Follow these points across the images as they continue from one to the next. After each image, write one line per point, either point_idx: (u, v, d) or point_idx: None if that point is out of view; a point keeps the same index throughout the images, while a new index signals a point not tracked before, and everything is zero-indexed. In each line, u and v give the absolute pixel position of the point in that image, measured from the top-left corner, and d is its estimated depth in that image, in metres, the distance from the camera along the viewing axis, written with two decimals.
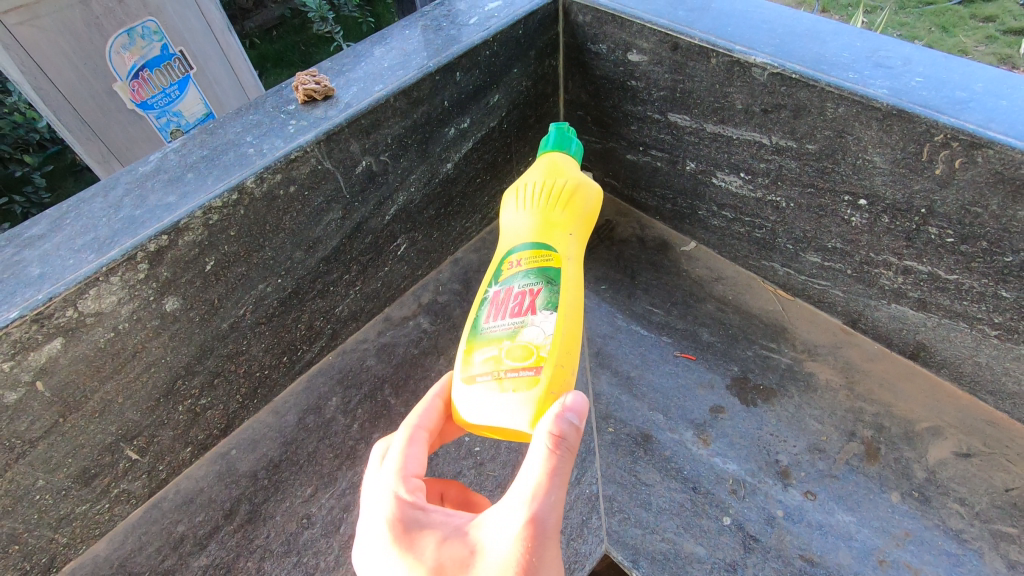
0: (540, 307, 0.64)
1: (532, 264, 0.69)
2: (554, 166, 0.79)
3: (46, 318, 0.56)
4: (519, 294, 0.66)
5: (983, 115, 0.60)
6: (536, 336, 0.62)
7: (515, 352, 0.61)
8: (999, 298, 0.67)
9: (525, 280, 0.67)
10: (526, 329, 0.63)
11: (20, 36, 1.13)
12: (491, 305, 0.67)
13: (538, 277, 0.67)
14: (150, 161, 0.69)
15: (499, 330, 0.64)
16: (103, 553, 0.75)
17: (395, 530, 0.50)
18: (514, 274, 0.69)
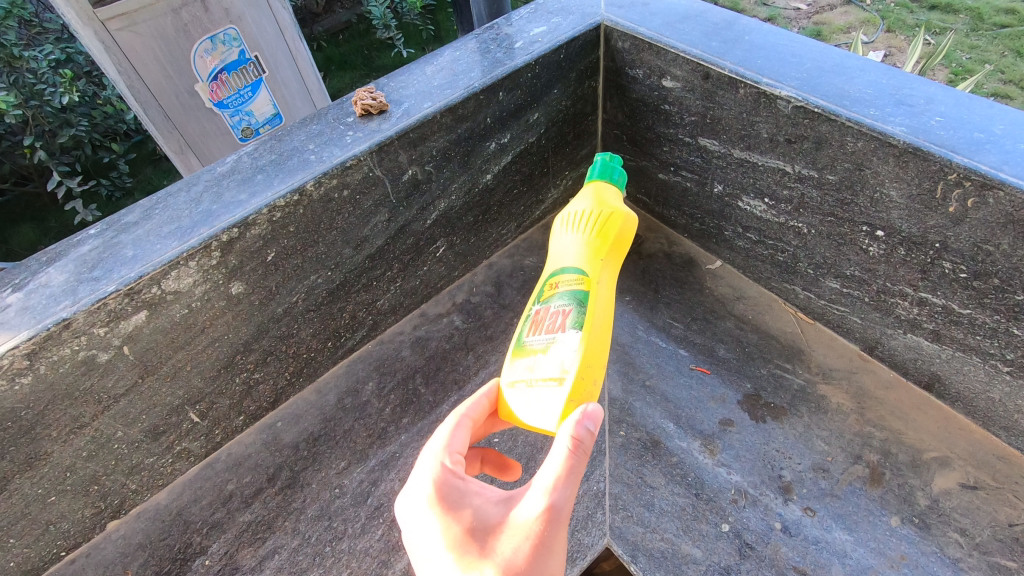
0: (569, 326, 0.70)
1: (570, 288, 0.75)
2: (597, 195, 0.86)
3: (136, 293, 0.66)
4: (556, 312, 0.73)
5: (997, 156, 0.62)
6: (562, 351, 0.68)
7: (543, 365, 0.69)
8: (1011, 335, 0.69)
9: (562, 301, 0.74)
10: (557, 344, 0.69)
11: (119, 40, 1.28)
12: (531, 323, 0.75)
13: (572, 299, 0.74)
14: (226, 162, 0.79)
15: (535, 343, 0.71)
16: (164, 502, 0.86)
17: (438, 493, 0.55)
18: (552, 296, 0.76)
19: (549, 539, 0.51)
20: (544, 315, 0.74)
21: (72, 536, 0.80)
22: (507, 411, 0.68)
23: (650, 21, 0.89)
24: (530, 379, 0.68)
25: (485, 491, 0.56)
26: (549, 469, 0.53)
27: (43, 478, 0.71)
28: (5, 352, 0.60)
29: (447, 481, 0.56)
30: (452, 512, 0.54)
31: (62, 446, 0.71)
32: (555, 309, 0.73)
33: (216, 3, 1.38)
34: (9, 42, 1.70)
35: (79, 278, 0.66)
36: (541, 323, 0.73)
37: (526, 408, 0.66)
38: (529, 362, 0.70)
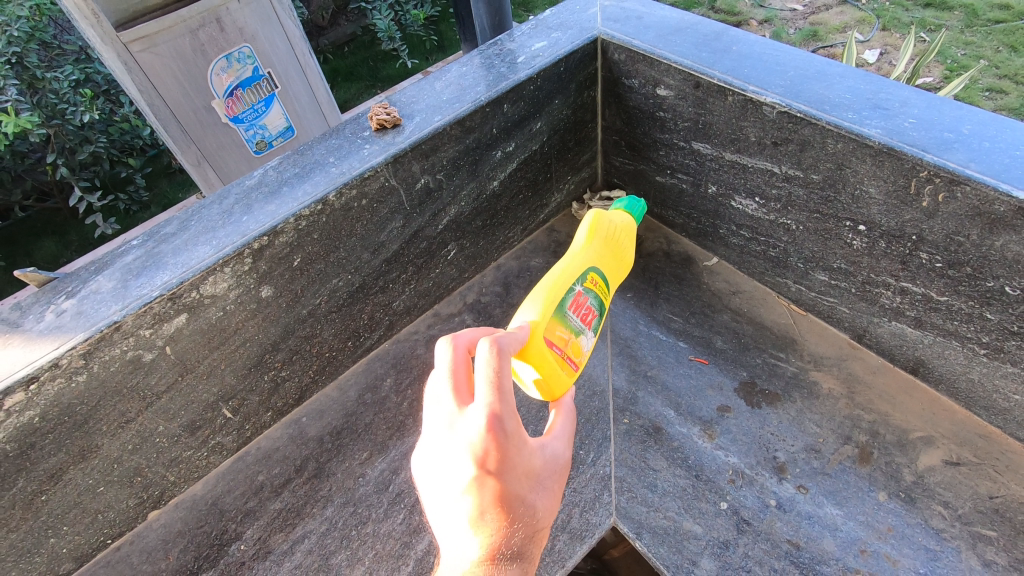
0: (594, 330, 0.85)
1: (600, 294, 0.87)
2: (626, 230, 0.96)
3: (177, 297, 0.73)
4: (589, 308, 0.84)
5: (964, 154, 0.68)
6: (588, 347, 0.82)
7: (576, 346, 0.79)
8: (984, 319, 0.74)
9: (595, 303, 0.85)
10: (585, 337, 0.82)
11: (140, 61, 1.35)
12: (573, 298, 0.82)
13: (600, 306, 0.86)
14: (254, 176, 0.85)
15: (574, 323, 0.80)
16: (200, 493, 0.92)
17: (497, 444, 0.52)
18: (590, 291, 0.85)
19: (557, 481, 0.59)
20: (583, 302, 0.83)
21: (118, 525, 0.86)
22: (537, 361, 0.73)
23: (644, 34, 0.95)
24: (564, 351, 0.77)
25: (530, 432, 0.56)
26: (566, 419, 0.65)
27: (94, 469, 0.78)
28: (64, 352, 0.67)
29: (505, 424, 0.52)
30: (506, 455, 0.53)
31: (111, 439, 0.77)
32: (589, 305, 0.84)
33: (231, 23, 1.46)
34: (32, 64, 1.79)
35: (125, 285, 0.73)
36: (580, 307, 0.82)
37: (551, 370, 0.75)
38: (565, 336, 0.78)
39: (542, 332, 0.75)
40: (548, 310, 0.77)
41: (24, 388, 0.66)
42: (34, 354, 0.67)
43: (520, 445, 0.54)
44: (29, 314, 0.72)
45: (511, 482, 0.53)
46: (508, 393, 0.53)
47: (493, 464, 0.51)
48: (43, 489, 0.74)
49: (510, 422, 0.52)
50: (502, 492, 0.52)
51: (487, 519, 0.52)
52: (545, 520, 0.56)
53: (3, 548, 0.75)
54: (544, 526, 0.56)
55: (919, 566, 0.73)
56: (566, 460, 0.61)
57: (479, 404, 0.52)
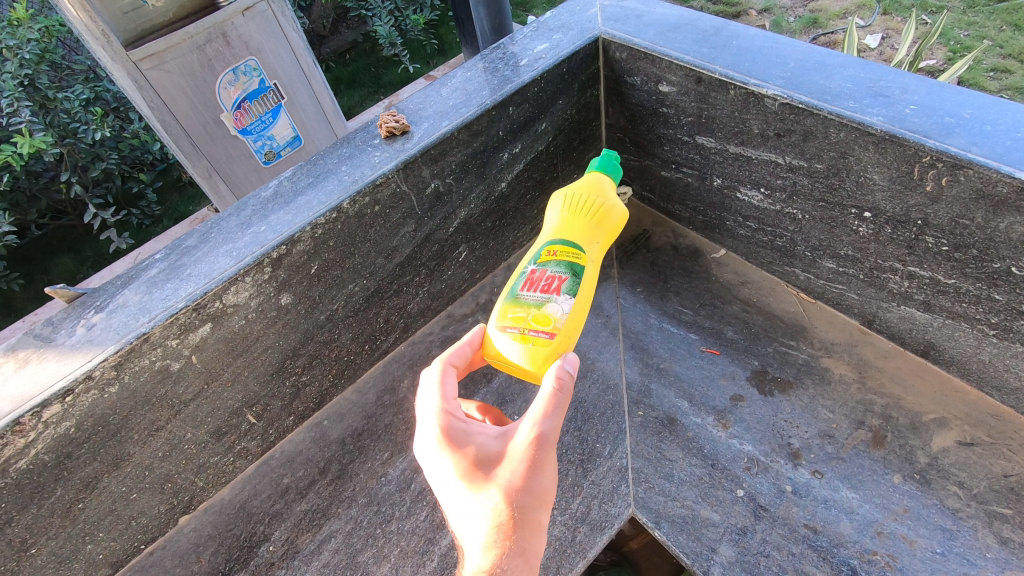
0: (565, 291, 0.80)
1: (566, 257, 0.83)
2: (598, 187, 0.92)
3: (201, 307, 0.75)
4: (551, 276, 0.81)
5: (966, 139, 0.68)
6: (558, 312, 0.78)
7: (539, 317, 0.77)
8: (993, 301, 0.75)
9: (557, 267, 0.82)
10: (551, 304, 0.78)
11: (150, 78, 1.38)
12: (526, 279, 0.82)
13: (567, 267, 0.82)
14: (269, 188, 0.88)
15: (531, 298, 0.79)
16: (227, 497, 0.95)
17: (447, 440, 0.65)
18: (549, 260, 0.83)
19: (534, 458, 0.63)
20: (541, 276, 0.81)
21: (151, 530, 0.89)
22: (494, 350, 0.77)
23: (643, 32, 0.97)
24: (522, 327, 0.77)
25: (483, 428, 0.67)
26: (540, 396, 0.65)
27: (127, 477, 0.80)
28: (97, 365, 0.70)
29: (451, 422, 0.66)
30: (460, 448, 0.65)
31: (143, 447, 0.80)
32: (551, 273, 0.82)
33: (236, 37, 1.48)
34: (43, 85, 1.83)
35: (151, 298, 0.76)
36: (537, 282, 0.81)
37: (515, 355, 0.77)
38: (522, 315, 0.78)
39: (491, 324, 0.79)
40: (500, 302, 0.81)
41: (60, 400, 0.68)
42: (68, 367, 0.70)
43: (475, 440, 0.66)
44: (61, 329, 0.75)
45: (472, 472, 0.64)
46: (446, 402, 0.67)
47: (452, 454, 0.65)
48: (80, 497, 0.77)
49: (454, 420, 0.66)
50: (473, 476, 0.63)
51: (475, 496, 0.62)
52: (524, 497, 0.62)
53: (43, 555, 0.77)
54: (526, 502, 0.62)
55: (936, 545, 0.74)
56: (542, 438, 0.63)
57: (428, 414, 0.67)
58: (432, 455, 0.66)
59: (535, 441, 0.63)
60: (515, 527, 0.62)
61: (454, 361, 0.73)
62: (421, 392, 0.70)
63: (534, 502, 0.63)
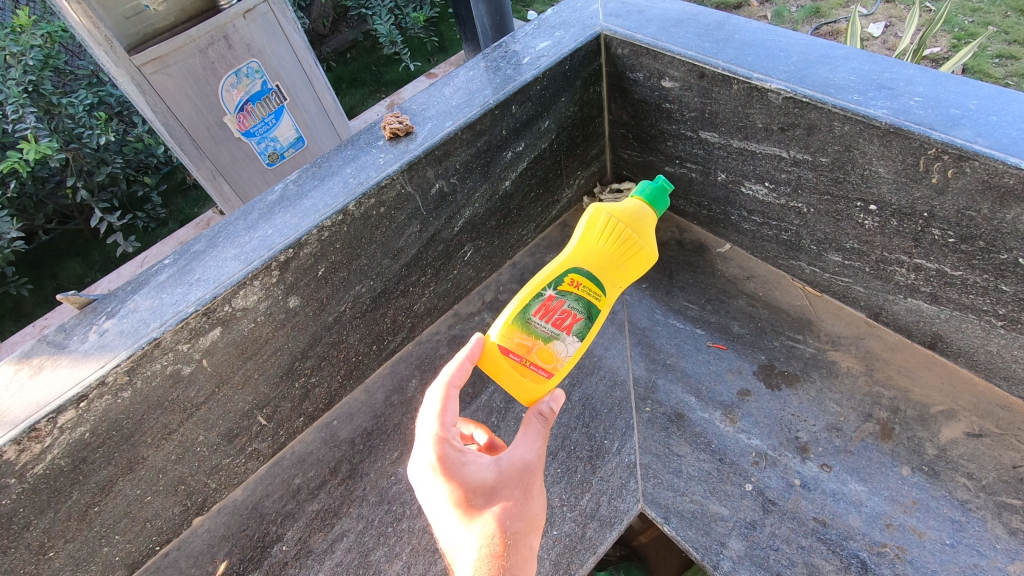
0: (575, 332, 0.82)
1: (585, 294, 0.84)
2: (637, 218, 0.90)
3: (211, 311, 0.76)
4: (566, 311, 0.83)
5: (971, 130, 0.68)
6: (563, 352, 0.82)
7: (544, 352, 0.81)
8: (1000, 292, 0.75)
9: (575, 304, 0.83)
10: (558, 341, 0.82)
11: (153, 82, 1.38)
12: (542, 303, 0.82)
13: (584, 307, 0.84)
14: (275, 191, 0.88)
15: (541, 329, 0.81)
16: (240, 498, 0.96)
17: (444, 466, 0.68)
18: (569, 292, 0.84)
19: (522, 485, 0.69)
20: (557, 306, 0.83)
21: (165, 532, 0.90)
22: (493, 368, 0.82)
23: (646, 28, 0.96)
24: (525, 358, 0.81)
25: (477, 456, 0.70)
26: (527, 430, 0.72)
27: (141, 480, 0.81)
28: (110, 370, 0.70)
29: (448, 448, 0.69)
30: (456, 474, 0.68)
31: (156, 451, 0.81)
32: (567, 307, 0.83)
33: (238, 40, 1.48)
34: (47, 91, 1.84)
35: (161, 303, 0.76)
36: (551, 311, 0.82)
37: (510, 378, 0.82)
38: (528, 343, 0.81)
39: (495, 342, 0.81)
40: (506, 318, 0.82)
41: (75, 405, 0.69)
42: (81, 373, 0.70)
43: (470, 467, 0.68)
44: (73, 335, 0.76)
45: (464, 500, 0.67)
46: (442, 429, 0.70)
47: (447, 478, 0.67)
48: (96, 500, 0.78)
49: (451, 448, 0.69)
50: (468, 501, 0.67)
51: (469, 522, 0.66)
52: (515, 522, 0.67)
53: (61, 558, 0.79)
54: (517, 527, 0.67)
55: (945, 537, 0.75)
56: (527, 465, 0.70)
57: (426, 440, 0.70)
58: (426, 479, 0.69)
59: (521, 468, 0.70)
60: (507, 553, 0.66)
61: (455, 381, 0.73)
62: (422, 410, 0.73)
63: (525, 527, 0.68)
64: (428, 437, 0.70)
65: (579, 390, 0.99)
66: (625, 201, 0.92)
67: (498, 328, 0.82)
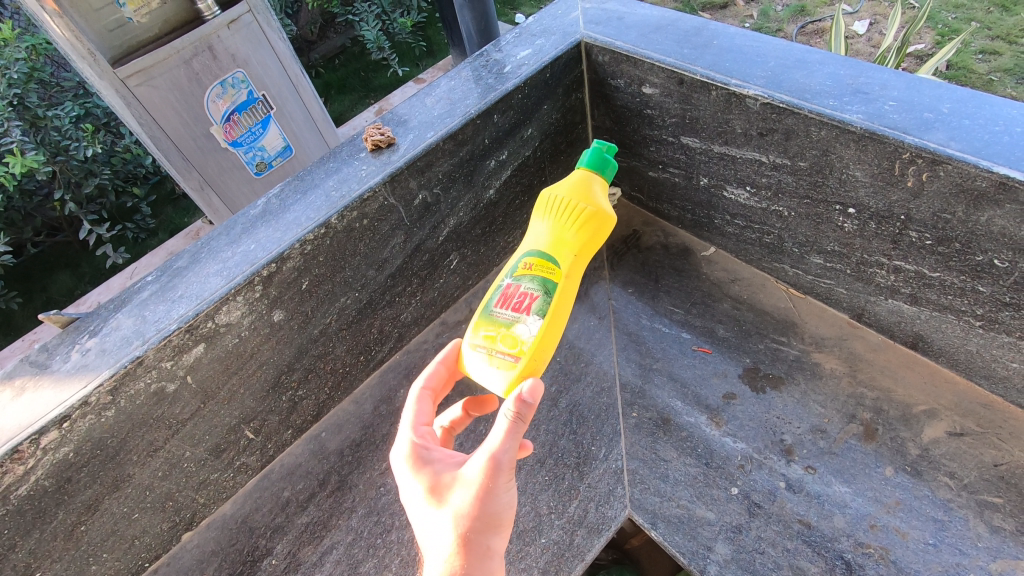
0: (533, 311, 0.77)
1: (538, 272, 0.80)
2: (584, 186, 0.87)
3: (194, 328, 0.76)
4: (524, 293, 0.78)
5: (945, 134, 0.69)
6: (523, 334, 0.75)
7: (505, 338, 0.76)
8: (976, 293, 0.76)
9: (530, 284, 0.79)
10: (519, 325, 0.76)
11: (138, 94, 1.38)
12: (501, 293, 0.80)
13: (540, 284, 0.79)
14: (258, 206, 0.88)
15: (501, 316, 0.77)
16: (229, 512, 0.96)
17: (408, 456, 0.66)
18: (524, 275, 0.80)
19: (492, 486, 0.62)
20: (514, 291, 0.79)
21: (154, 548, 0.90)
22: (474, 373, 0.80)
23: (625, 35, 0.97)
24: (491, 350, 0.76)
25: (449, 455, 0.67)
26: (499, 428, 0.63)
27: (128, 497, 0.81)
28: (93, 390, 0.70)
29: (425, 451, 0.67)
30: (422, 464, 0.66)
31: (142, 468, 0.81)
32: (523, 289, 0.79)
33: (223, 50, 1.48)
34: (32, 104, 1.83)
35: (144, 321, 0.76)
36: (510, 299, 0.78)
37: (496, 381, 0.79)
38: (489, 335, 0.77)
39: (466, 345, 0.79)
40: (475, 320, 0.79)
41: (58, 426, 0.69)
42: (63, 394, 0.70)
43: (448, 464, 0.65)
44: (56, 355, 0.76)
45: (428, 497, 0.64)
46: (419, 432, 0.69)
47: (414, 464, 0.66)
48: (82, 519, 0.78)
49: (432, 449, 0.67)
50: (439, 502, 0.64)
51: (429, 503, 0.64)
52: (478, 521, 0.62)
53: None
54: (479, 528, 0.62)
55: (927, 537, 0.75)
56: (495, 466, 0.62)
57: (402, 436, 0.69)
58: (399, 472, 0.67)
59: (489, 468, 0.62)
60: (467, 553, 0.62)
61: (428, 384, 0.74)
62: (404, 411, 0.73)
63: (487, 524, 0.62)
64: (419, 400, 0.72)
65: (566, 396, 0.99)
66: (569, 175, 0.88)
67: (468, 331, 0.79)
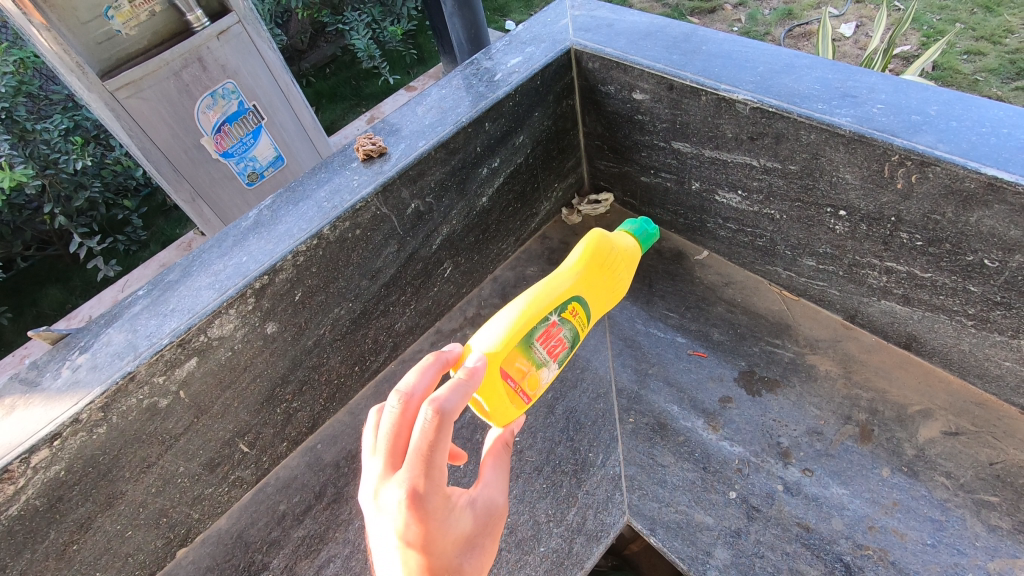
0: (560, 359, 0.82)
1: (577, 324, 0.84)
2: (629, 256, 0.93)
3: (186, 342, 0.75)
4: (561, 339, 0.81)
5: (933, 135, 0.69)
6: (547, 379, 0.80)
7: (533, 379, 0.78)
8: (968, 293, 0.76)
9: (569, 332, 0.82)
10: (546, 368, 0.80)
11: (128, 106, 1.37)
12: (546, 329, 0.79)
13: (574, 337, 0.83)
14: (249, 217, 0.87)
15: (538, 354, 0.78)
16: (224, 527, 0.95)
17: (411, 502, 0.54)
18: (568, 320, 0.82)
19: (489, 534, 0.61)
20: (556, 333, 0.80)
21: (148, 565, 0.89)
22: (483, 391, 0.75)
23: (615, 41, 0.97)
24: (517, 384, 0.77)
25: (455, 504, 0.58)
26: (497, 466, 0.68)
27: (121, 514, 0.80)
28: (84, 407, 0.69)
29: (426, 497, 0.54)
30: (429, 515, 0.55)
31: (135, 484, 0.80)
32: (562, 336, 0.81)
33: (213, 61, 1.48)
34: (21, 117, 1.82)
35: (135, 336, 0.75)
36: (551, 338, 0.80)
37: (497, 405, 0.76)
38: (524, 369, 0.77)
39: (495, 362, 0.74)
40: (513, 340, 0.75)
41: (49, 444, 0.68)
42: (54, 411, 0.69)
43: (446, 513, 0.56)
44: (46, 372, 0.75)
45: (422, 556, 0.55)
46: (434, 473, 0.54)
47: (412, 508, 0.54)
48: (74, 538, 0.77)
49: (432, 492, 0.54)
50: (431, 558, 0.55)
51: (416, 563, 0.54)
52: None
53: None
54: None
55: (925, 537, 0.75)
56: (496, 511, 0.63)
57: (406, 469, 0.54)
58: (383, 509, 0.54)
59: (496, 521, 0.63)
60: None
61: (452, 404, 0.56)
62: (396, 421, 0.57)
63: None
64: (428, 429, 0.54)
65: (563, 403, 0.99)
66: (629, 238, 0.94)
67: (501, 346, 0.75)
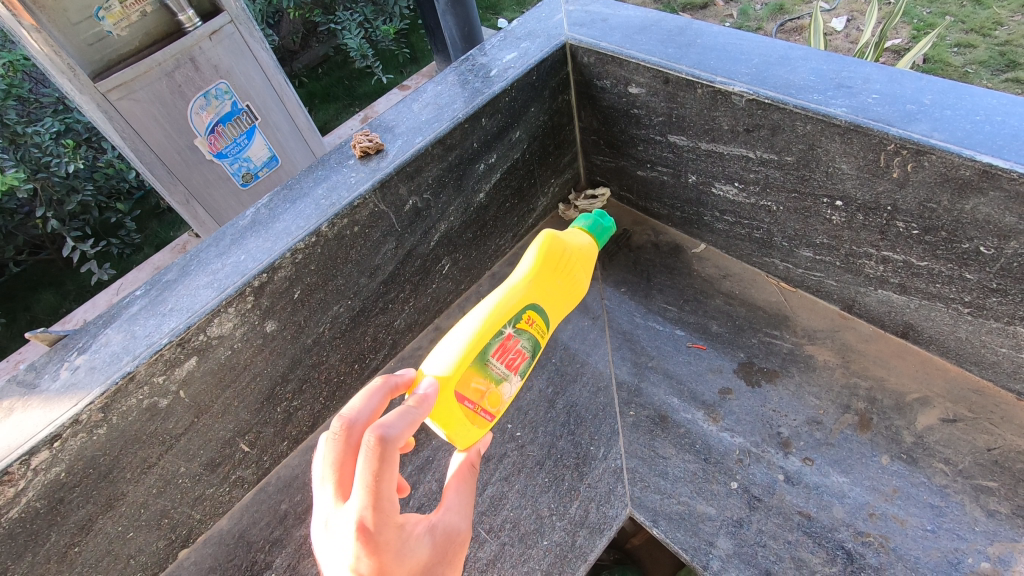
0: (519, 372, 0.83)
1: (534, 333, 0.85)
2: (584, 256, 0.95)
3: (186, 341, 0.75)
4: (518, 350, 0.82)
5: (928, 124, 0.70)
6: (507, 394, 0.81)
7: (494, 396, 0.79)
8: (964, 280, 0.77)
9: (527, 343, 0.83)
10: (506, 383, 0.81)
11: (120, 107, 1.36)
12: (501, 343, 0.79)
13: (532, 346, 0.84)
14: (246, 216, 0.87)
15: (496, 369, 0.79)
16: (226, 527, 0.95)
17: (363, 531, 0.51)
18: (524, 330, 0.83)
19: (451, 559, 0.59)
20: (512, 346, 0.81)
21: (150, 567, 0.88)
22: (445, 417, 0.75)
23: (610, 36, 0.97)
24: (477, 404, 0.78)
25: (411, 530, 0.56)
26: (459, 491, 0.65)
27: (123, 516, 0.80)
28: (84, 408, 0.69)
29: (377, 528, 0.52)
30: (383, 545, 0.52)
31: (136, 486, 0.79)
32: (519, 347, 0.82)
33: (205, 62, 1.47)
34: (11, 121, 1.80)
35: (134, 336, 0.75)
36: (508, 351, 0.80)
37: (461, 429, 0.76)
38: (483, 388, 0.78)
39: (453, 387, 0.74)
40: (468, 360, 0.76)
41: (49, 446, 0.68)
42: (53, 413, 0.69)
43: (402, 540, 0.54)
44: (44, 374, 0.74)
45: None
46: (383, 498, 0.52)
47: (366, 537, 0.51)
48: (76, 540, 0.76)
49: (386, 519, 0.52)
50: None
51: None
52: None
53: None
54: None
55: (925, 523, 0.76)
56: (458, 536, 0.61)
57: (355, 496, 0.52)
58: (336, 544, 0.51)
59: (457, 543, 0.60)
60: None
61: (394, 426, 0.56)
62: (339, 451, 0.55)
63: None
64: (372, 449, 0.53)
65: (563, 398, 0.99)
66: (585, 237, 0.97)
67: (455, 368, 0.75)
